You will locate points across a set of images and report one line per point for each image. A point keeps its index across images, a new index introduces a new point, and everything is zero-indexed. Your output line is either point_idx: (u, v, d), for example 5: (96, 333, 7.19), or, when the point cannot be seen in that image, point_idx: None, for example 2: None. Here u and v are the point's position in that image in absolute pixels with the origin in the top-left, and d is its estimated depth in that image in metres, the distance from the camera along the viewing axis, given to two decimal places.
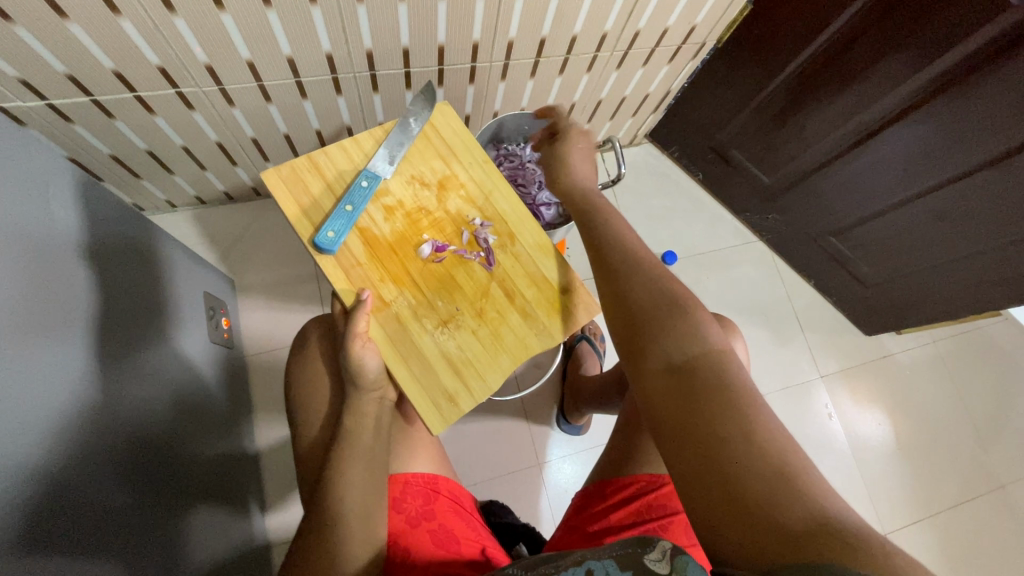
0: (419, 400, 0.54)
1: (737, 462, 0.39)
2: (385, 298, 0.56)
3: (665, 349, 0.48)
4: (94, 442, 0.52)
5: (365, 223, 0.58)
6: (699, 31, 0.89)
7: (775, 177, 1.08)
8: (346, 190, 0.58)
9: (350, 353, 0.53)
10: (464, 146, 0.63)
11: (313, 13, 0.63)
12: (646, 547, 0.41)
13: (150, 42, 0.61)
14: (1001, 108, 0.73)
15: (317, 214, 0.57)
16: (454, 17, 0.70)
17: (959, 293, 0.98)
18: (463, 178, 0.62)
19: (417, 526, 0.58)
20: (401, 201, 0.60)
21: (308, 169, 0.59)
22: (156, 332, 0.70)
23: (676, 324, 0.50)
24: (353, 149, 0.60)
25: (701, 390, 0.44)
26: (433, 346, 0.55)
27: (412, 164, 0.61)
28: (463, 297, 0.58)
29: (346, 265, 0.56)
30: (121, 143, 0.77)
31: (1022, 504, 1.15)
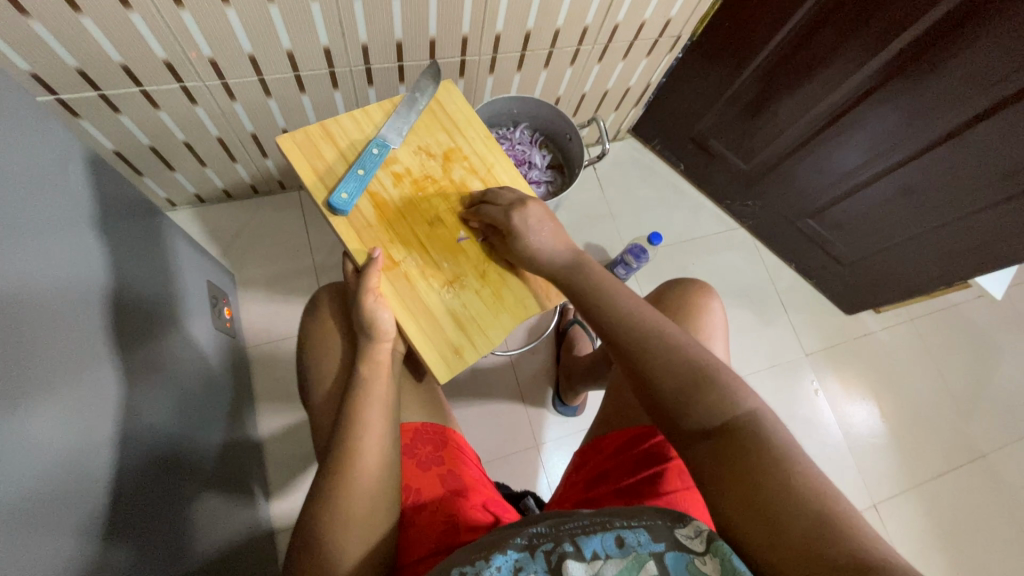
0: (426, 350, 0.58)
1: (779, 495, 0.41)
2: (395, 258, 0.60)
3: (700, 413, 0.47)
4: (108, 414, 0.55)
5: (375, 188, 0.62)
6: (675, 24, 0.94)
7: (752, 163, 1.13)
8: (358, 156, 0.62)
9: (363, 307, 0.56)
10: (468, 121, 0.68)
11: (312, 9, 0.67)
12: (679, 523, 0.44)
13: (157, 36, 0.64)
14: (958, 84, 0.78)
15: (330, 177, 0.61)
16: (444, 12, 0.74)
17: (932, 266, 1.03)
18: (467, 151, 0.67)
19: (428, 470, 0.60)
20: (409, 169, 0.64)
21: (321, 136, 0.62)
22: (164, 316, 0.72)
23: (704, 392, 0.48)
24: (364, 120, 0.64)
25: (743, 447, 0.45)
26: (440, 304, 0.60)
27: (418, 136, 0.66)
28: (468, 260, 0.62)
29: (357, 226, 0.60)
30: (126, 139, 0.81)
31: (1003, 471, 1.19)
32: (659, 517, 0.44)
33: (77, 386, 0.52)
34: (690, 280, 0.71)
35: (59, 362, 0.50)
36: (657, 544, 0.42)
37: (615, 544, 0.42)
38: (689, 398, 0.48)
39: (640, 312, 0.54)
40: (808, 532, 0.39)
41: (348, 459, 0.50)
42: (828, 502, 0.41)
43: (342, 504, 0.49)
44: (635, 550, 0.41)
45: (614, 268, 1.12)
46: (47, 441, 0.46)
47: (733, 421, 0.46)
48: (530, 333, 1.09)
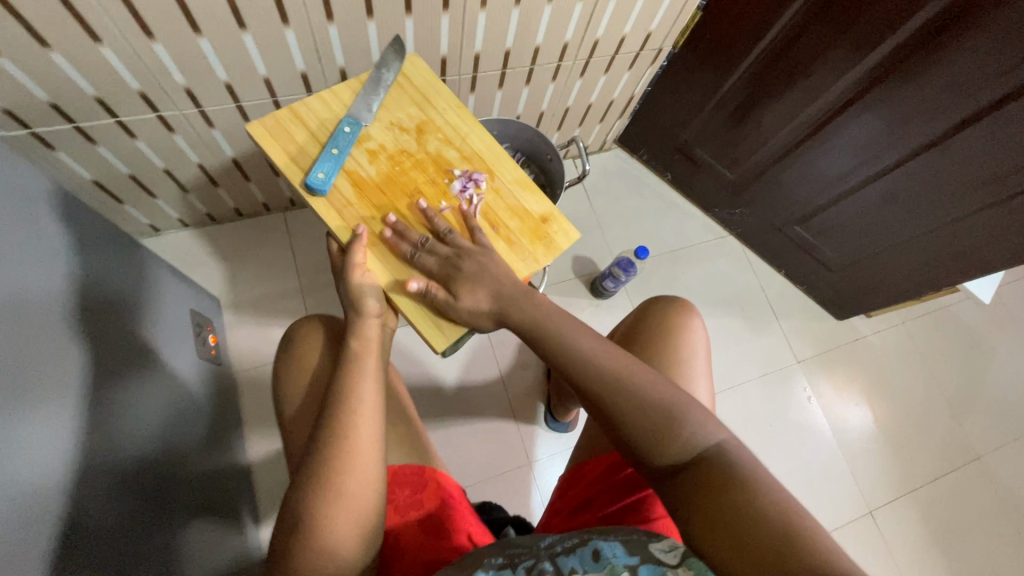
0: (421, 322, 0.58)
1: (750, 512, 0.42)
2: (380, 234, 0.60)
3: (672, 449, 0.48)
4: (82, 455, 0.54)
5: (351, 167, 0.61)
6: (655, 37, 0.94)
7: (738, 171, 1.13)
8: (330, 136, 0.61)
9: (351, 283, 0.57)
10: (438, 93, 0.67)
11: (286, 35, 0.66)
12: (654, 537, 0.44)
13: (129, 67, 0.64)
14: (938, 92, 0.78)
15: (304, 159, 0.60)
16: (420, 35, 0.73)
17: (920, 271, 1.03)
18: (440, 122, 0.66)
19: (405, 516, 0.59)
20: (383, 145, 0.63)
21: (290, 119, 0.61)
22: (143, 349, 0.71)
23: (675, 432, 0.48)
24: (332, 100, 0.63)
25: (714, 478, 0.45)
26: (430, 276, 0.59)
27: (389, 111, 0.65)
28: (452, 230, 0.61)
29: (337, 205, 0.59)
30: (104, 169, 0.80)
31: (999, 473, 1.19)
32: (636, 532, 0.44)
33: (50, 425, 0.51)
34: (670, 298, 0.71)
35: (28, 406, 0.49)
36: (632, 558, 0.42)
37: (592, 557, 0.42)
38: (661, 440, 0.48)
39: (602, 355, 0.53)
40: (777, 549, 0.40)
41: (343, 430, 0.51)
42: (793, 516, 0.42)
43: (338, 474, 0.49)
44: (610, 563, 0.41)
45: (602, 282, 1.12)
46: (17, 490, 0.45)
47: (703, 456, 0.47)
48: (520, 349, 1.09)
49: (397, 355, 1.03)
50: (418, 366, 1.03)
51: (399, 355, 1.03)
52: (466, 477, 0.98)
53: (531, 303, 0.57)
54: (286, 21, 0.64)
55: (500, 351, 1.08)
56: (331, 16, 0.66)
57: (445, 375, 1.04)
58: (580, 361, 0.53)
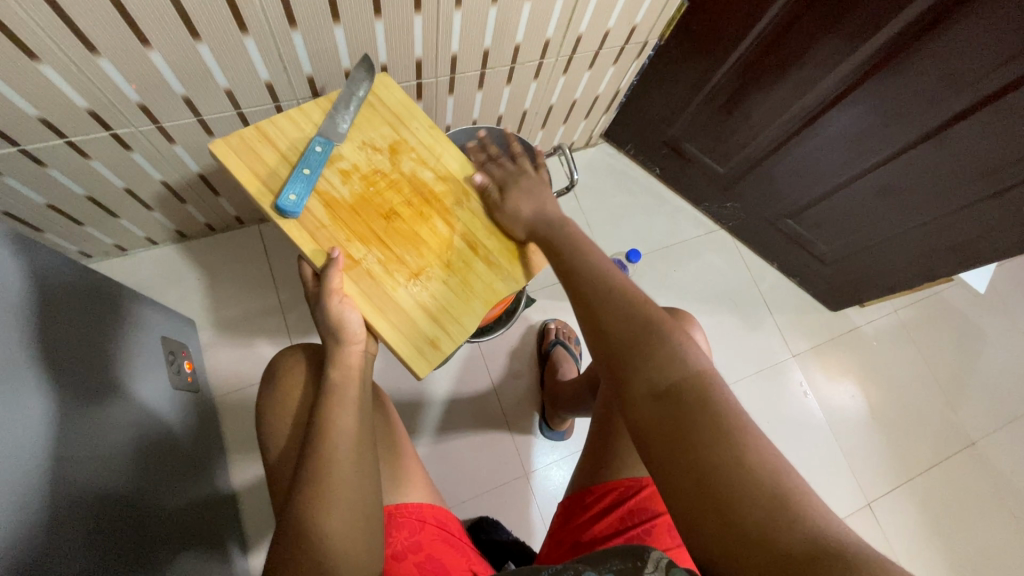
0: (399, 346, 0.54)
1: (721, 468, 0.37)
2: (355, 257, 0.56)
3: (650, 374, 0.44)
4: (50, 505, 0.50)
5: (324, 188, 0.57)
6: (640, 29, 0.90)
7: (728, 165, 1.10)
8: (301, 157, 0.56)
9: (328, 309, 0.53)
10: (412, 112, 0.63)
11: (246, 44, 0.61)
12: (643, 561, 0.41)
13: (74, 85, 0.59)
14: (932, 84, 0.75)
15: (274, 181, 0.55)
16: (393, 38, 0.69)
17: (915, 261, 1.02)
18: (414, 141, 0.62)
19: (404, 560, 0.56)
20: (357, 165, 0.59)
21: (256, 138, 0.56)
22: (112, 386, 0.67)
23: (654, 350, 0.45)
24: (300, 118, 0.58)
25: (686, 411, 0.41)
26: (408, 298, 0.56)
27: (361, 130, 0.60)
28: (430, 251, 0.58)
29: (310, 228, 0.55)
30: (59, 192, 0.74)
31: (993, 458, 1.19)
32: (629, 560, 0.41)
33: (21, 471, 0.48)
34: (672, 309, 0.69)
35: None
36: None
37: None
38: (640, 354, 0.45)
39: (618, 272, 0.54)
40: (759, 522, 0.35)
41: (322, 466, 0.48)
42: (779, 482, 0.36)
43: (318, 515, 0.47)
44: None
45: None
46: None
47: (682, 384, 0.43)
48: (512, 357, 1.06)
49: (385, 369, 0.99)
50: (407, 380, 1.00)
51: (387, 369, 0.99)
52: (462, 492, 0.95)
53: (566, 225, 0.60)
54: (245, 30, 0.60)
55: (491, 361, 1.05)
56: (294, 22, 0.61)
57: (435, 388, 1.01)
58: (590, 283, 0.52)
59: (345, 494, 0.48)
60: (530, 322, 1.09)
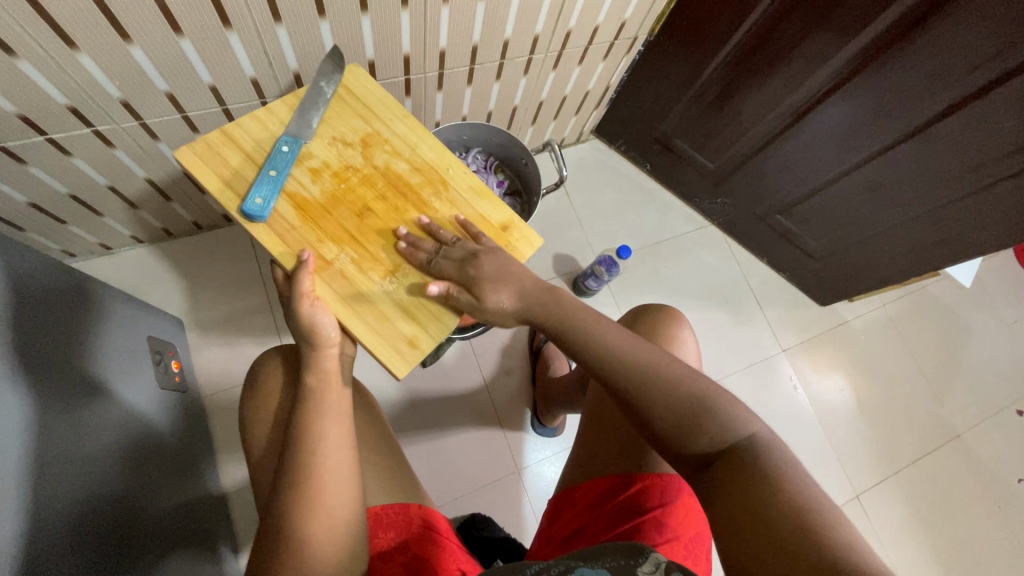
0: (377, 347, 0.54)
1: (770, 507, 0.40)
2: (328, 257, 0.55)
3: (701, 437, 0.46)
4: (29, 508, 0.49)
5: (293, 188, 0.56)
6: (630, 25, 0.90)
7: (719, 161, 1.10)
8: (268, 157, 0.56)
9: (300, 314, 0.52)
10: (383, 103, 0.62)
11: (229, 39, 0.60)
12: (639, 560, 0.41)
13: (53, 81, 0.58)
14: (918, 79, 0.76)
15: (240, 183, 0.55)
16: (379, 33, 0.68)
17: (903, 256, 1.02)
18: (387, 133, 0.61)
19: (389, 561, 0.55)
20: (327, 162, 0.58)
21: (221, 141, 0.56)
22: (97, 388, 0.66)
23: (703, 424, 0.46)
24: (266, 118, 0.58)
25: (741, 472, 0.43)
26: (384, 296, 0.55)
27: (331, 125, 0.60)
28: (406, 246, 0.57)
29: (280, 231, 0.54)
30: (41, 190, 0.73)
31: (979, 449, 1.21)
32: (623, 558, 0.42)
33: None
34: (658, 305, 0.69)
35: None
36: None
37: None
38: (690, 428, 0.46)
39: (640, 346, 0.50)
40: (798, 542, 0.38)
41: (302, 475, 0.48)
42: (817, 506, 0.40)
43: (299, 523, 0.47)
44: None
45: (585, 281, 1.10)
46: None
47: (734, 447, 0.45)
48: (503, 354, 1.06)
49: (376, 367, 0.99)
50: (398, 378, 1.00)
51: (378, 367, 0.99)
52: (453, 489, 0.95)
53: (558, 301, 0.55)
54: (228, 25, 0.59)
55: (482, 358, 1.05)
56: (278, 17, 0.60)
57: (426, 385, 1.00)
58: (617, 368, 0.49)
59: (326, 503, 0.48)
60: None
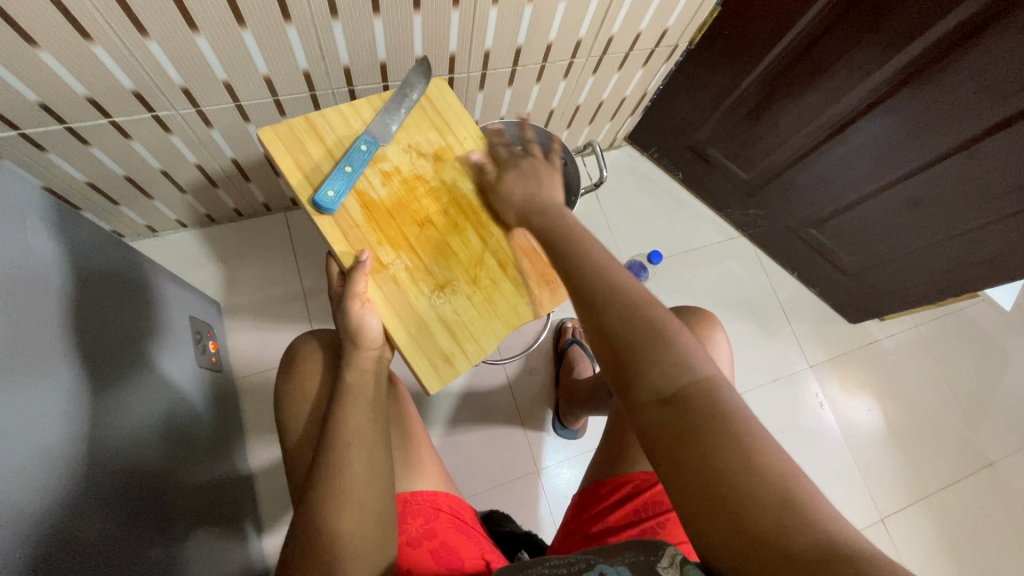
0: (414, 357, 0.55)
1: (736, 481, 0.36)
2: (383, 261, 0.56)
3: (654, 375, 0.42)
4: (78, 462, 0.52)
5: (363, 187, 0.57)
6: (672, 33, 0.90)
7: (752, 172, 1.10)
8: (345, 153, 0.57)
9: (350, 314, 0.53)
10: (459, 118, 0.63)
11: (288, 33, 0.63)
12: (656, 555, 0.41)
13: (123, 67, 0.61)
14: (966, 96, 0.75)
15: (316, 175, 0.56)
16: (430, 32, 0.70)
17: (939, 276, 1.01)
18: (459, 150, 0.62)
19: (418, 547, 0.56)
20: (399, 168, 0.59)
21: (305, 130, 0.57)
22: (141, 362, 0.69)
23: (656, 353, 0.43)
24: (350, 114, 0.59)
25: (692, 421, 0.39)
26: (430, 310, 0.57)
27: (408, 133, 0.61)
28: (459, 264, 0.59)
29: (344, 226, 0.56)
30: (99, 171, 0.77)
31: (1012, 480, 1.17)
32: (642, 553, 0.41)
33: (48, 428, 0.49)
34: (690, 309, 0.71)
35: (23, 413, 0.47)
36: None
37: None
38: (638, 358, 0.43)
39: (609, 266, 0.50)
40: (768, 524, 0.35)
41: (335, 464, 0.49)
42: (791, 489, 0.36)
43: (329, 514, 0.48)
44: None
45: None
46: (10, 506, 0.43)
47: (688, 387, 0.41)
48: (528, 353, 1.07)
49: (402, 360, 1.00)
50: None
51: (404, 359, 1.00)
52: (472, 484, 0.96)
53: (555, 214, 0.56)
54: (288, 19, 0.61)
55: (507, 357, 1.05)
56: (336, 12, 0.62)
57: (450, 381, 1.01)
58: (587, 280, 0.48)
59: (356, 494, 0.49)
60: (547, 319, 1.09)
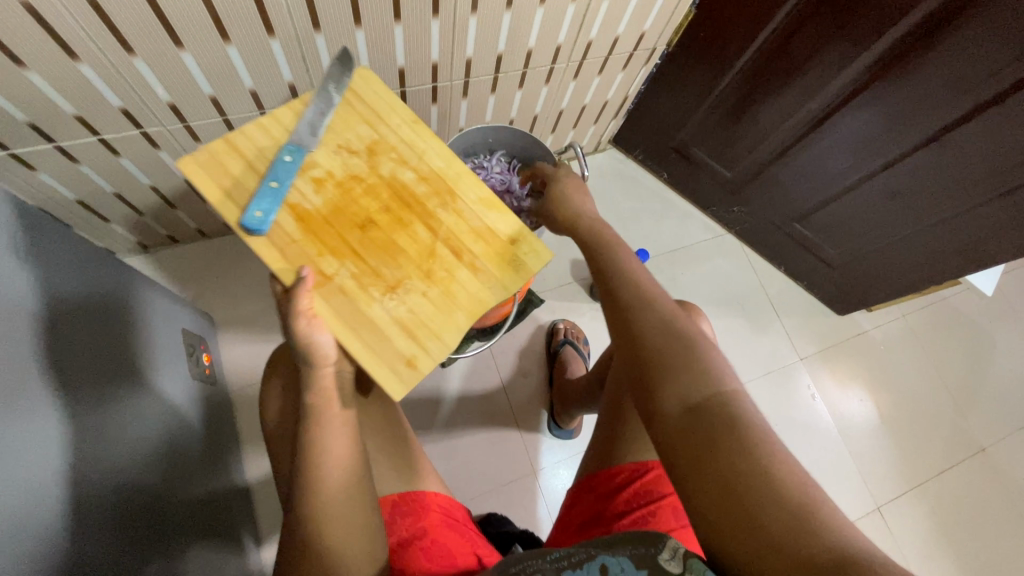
0: (374, 367, 0.49)
1: (755, 489, 0.39)
2: (326, 272, 0.51)
3: (682, 386, 0.45)
4: (71, 472, 0.52)
5: (294, 199, 0.52)
6: (649, 36, 0.93)
7: (735, 170, 1.12)
8: (269, 166, 0.52)
9: (296, 333, 0.48)
10: (389, 106, 0.58)
11: (273, 47, 0.65)
12: (658, 547, 0.42)
13: (111, 85, 0.62)
14: (935, 88, 0.77)
15: (241, 193, 0.51)
16: (411, 42, 0.72)
17: (921, 265, 1.03)
18: (394, 139, 0.57)
19: (409, 547, 0.57)
20: (331, 171, 0.54)
21: (224, 150, 0.52)
22: (134, 377, 0.69)
23: (688, 366, 0.46)
24: (270, 124, 0.54)
25: (717, 431, 0.42)
26: (384, 315, 0.51)
27: (335, 132, 0.56)
28: (409, 261, 0.53)
29: (280, 245, 0.51)
30: (89, 189, 0.78)
31: (1005, 464, 1.19)
32: (642, 545, 0.42)
33: (40, 437, 0.50)
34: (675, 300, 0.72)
35: (14, 429, 0.47)
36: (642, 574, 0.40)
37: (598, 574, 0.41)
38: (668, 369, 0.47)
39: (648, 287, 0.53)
40: (787, 527, 0.37)
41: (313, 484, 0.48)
42: (807, 495, 0.38)
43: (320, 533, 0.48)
44: None
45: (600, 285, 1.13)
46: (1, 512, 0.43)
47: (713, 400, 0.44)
48: (521, 356, 1.07)
49: None
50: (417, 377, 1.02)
51: None
52: (469, 488, 0.96)
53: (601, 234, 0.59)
54: (271, 33, 0.63)
55: (500, 360, 1.06)
56: (318, 25, 0.64)
57: (444, 386, 1.02)
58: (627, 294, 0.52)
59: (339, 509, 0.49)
60: (539, 321, 1.10)
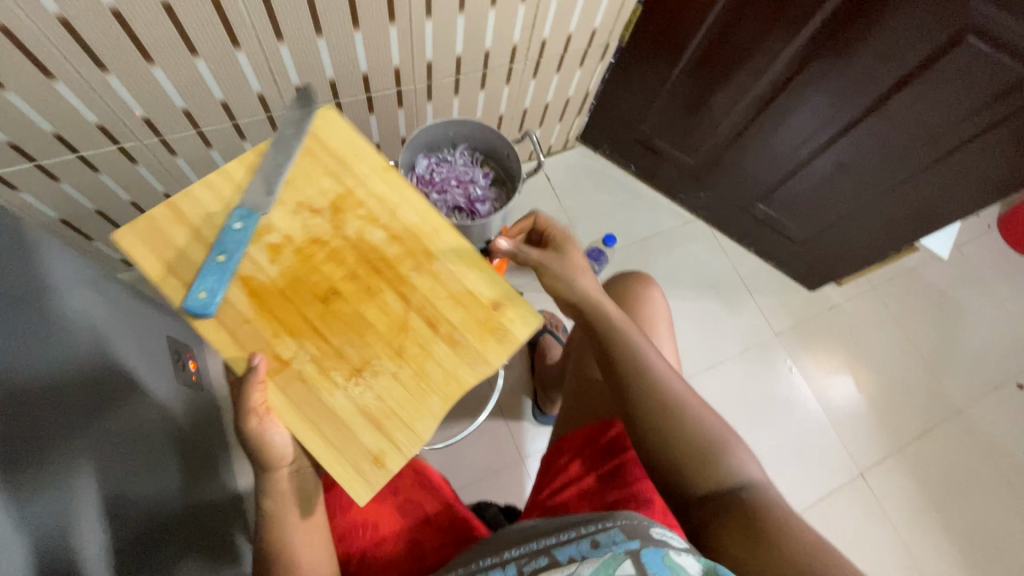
0: (337, 468, 0.46)
1: (747, 515, 0.44)
2: (284, 356, 0.48)
3: (682, 448, 0.50)
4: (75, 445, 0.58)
5: (247, 271, 0.49)
6: (600, 34, 0.98)
7: (697, 157, 1.16)
8: (217, 236, 0.49)
9: (244, 430, 0.46)
10: (356, 153, 0.53)
11: (238, 58, 0.68)
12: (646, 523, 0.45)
13: (86, 102, 0.66)
14: (866, 63, 0.82)
15: (187, 268, 0.48)
16: (371, 48, 0.76)
17: (879, 234, 1.07)
18: (362, 193, 0.52)
19: (383, 502, 0.61)
20: (289, 236, 0.50)
21: (170, 220, 0.49)
22: (125, 380, 0.72)
23: (683, 428, 0.51)
24: (221, 186, 0.51)
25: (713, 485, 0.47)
26: (347, 404, 0.47)
27: (295, 189, 0.51)
28: (377, 337, 0.49)
29: (230, 325, 0.48)
30: (71, 206, 0.81)
31: (983, 425, 1.22)
32: (630, 522, 0.45)
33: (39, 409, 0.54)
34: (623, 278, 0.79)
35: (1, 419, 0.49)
36: (633, 543, 0.42)
37: (590, 546, 0.43)
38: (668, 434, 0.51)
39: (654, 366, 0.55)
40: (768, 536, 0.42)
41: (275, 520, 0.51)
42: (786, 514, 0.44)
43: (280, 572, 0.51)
44: (610, 549, 0.42)
45: None
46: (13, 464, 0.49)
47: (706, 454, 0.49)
48: None
49: None
50: None
51: None
52: (458, 478, 0.99)
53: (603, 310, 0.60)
54: (236, 44, 0.67)
55: None
56: (281, 35, 0.68)
57: None
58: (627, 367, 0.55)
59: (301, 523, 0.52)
60: None
